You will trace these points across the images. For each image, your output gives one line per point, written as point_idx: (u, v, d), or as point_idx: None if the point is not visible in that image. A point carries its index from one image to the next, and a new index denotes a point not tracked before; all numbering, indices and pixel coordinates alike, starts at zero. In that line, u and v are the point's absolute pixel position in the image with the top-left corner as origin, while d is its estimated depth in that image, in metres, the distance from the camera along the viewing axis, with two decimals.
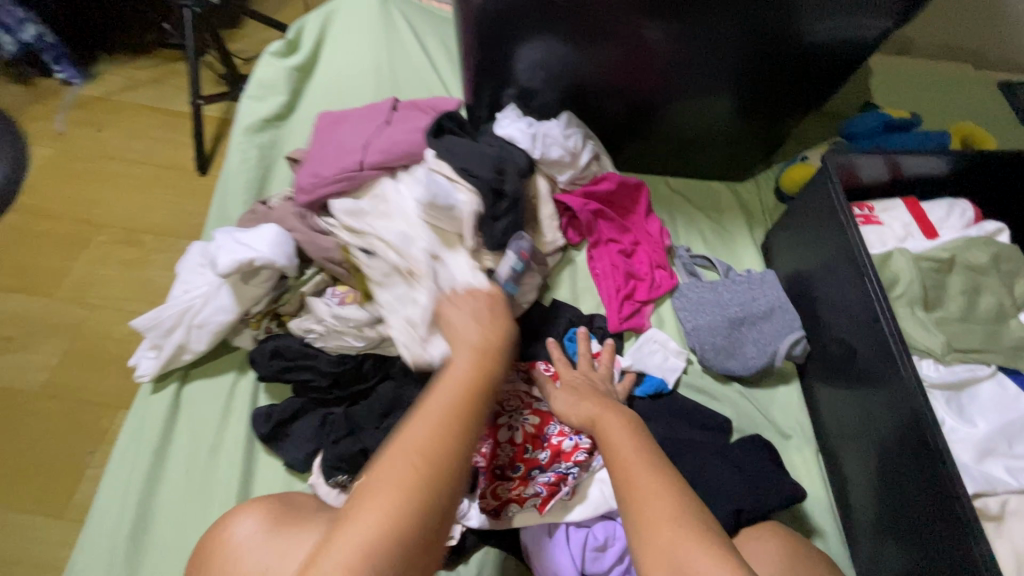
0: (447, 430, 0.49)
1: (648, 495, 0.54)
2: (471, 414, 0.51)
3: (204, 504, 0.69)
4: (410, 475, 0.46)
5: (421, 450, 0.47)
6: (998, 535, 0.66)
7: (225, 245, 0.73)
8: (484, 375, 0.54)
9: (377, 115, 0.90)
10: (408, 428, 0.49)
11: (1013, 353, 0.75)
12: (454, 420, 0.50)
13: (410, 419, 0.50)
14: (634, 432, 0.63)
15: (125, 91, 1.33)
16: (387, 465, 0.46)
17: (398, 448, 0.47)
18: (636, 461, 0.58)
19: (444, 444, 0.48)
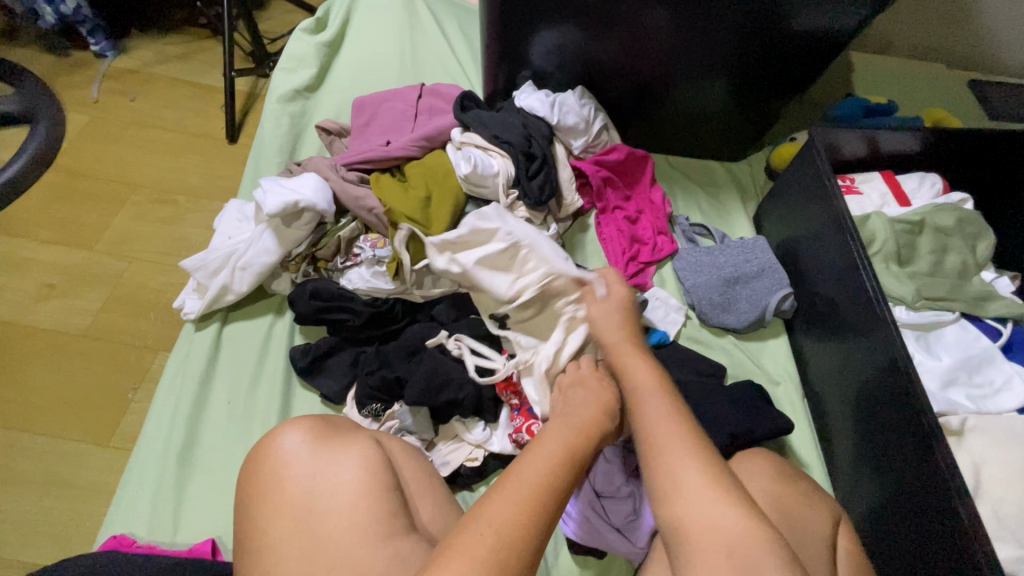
0: (528, 510, 0.48)
1: (674, 465, 0.53)
2: (550, 492, 0.50)
3: (245, 426, 0.78)
4: (494, 546, 0.45)
5: (506, 518, 0.47)
6: (958, 447, 0.68)
7: (272, 189, 0.80)
8: (571, 450, 0.55)
9: (408, 103, 1.02)
10: (484, 507, 0.48)
11: (976, 303, 0.81)
12: (536, 502, 0.49)
13: (490, 492, 0.50)
14: (668, 394, 0.60)
15: (158, 64, 1.36)
16: (471, 537, 0.46)
17: (475, 521, 0.47)
18: (668, 430, 0.56)
19: (522, 523, 0.47)
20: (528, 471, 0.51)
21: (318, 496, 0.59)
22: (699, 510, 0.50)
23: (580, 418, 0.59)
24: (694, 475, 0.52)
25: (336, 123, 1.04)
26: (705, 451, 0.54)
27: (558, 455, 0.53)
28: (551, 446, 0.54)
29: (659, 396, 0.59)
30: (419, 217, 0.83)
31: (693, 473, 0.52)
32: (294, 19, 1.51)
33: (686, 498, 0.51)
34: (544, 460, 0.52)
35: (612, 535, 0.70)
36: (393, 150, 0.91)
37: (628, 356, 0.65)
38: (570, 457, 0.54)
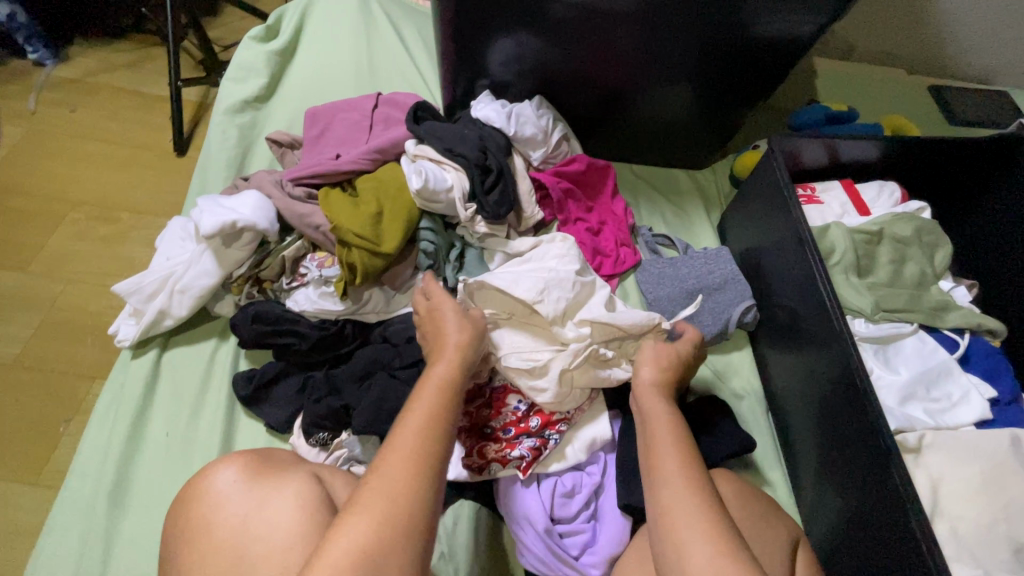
0: (408, 482, 0.49)
1: (677, 512, 0.53)
2: (429, 460, 0.52)
3: (183, 459, 0.74)
4: (387, 501, 0.48)
5: (394, 470, 0.50)
6: (915, 464, 0.67)
7: (208, 209, 0.77)
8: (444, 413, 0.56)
9: (361, 114, 0.98)
10: (377, 465, 0.51)
11: (933, 314, 0.80)
12: (426, 451, 0.52)
13: (367, 474, 0.50)
14: (677, 441, 0.60)
15: (101, 74, 1.35)
16: (369, 493, 0.49)
17: (358, 503, 0.48)
18: (673, 474, 0.56)
19: (406, 496, 0.49)
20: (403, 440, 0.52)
21: (249, 539, 0.56)
22: (699, 555, 0.50)
23: (447, 354, 0.63)
24: (695, 523, 0.52)
25: (287, 134, 1.00)
26: (709, 503, 0.54)
27: (436, 400, 0.57)
28: (427, 396, 0.57)
29: (671, 442, 0.60)
30: (367, 232, 0.78)
31: (697, 521, 0.52)
32: (246, 25, 1.49)
33: (685, 544, 0.51)
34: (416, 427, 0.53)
35: (569, 566, 0.67)
36: (344, 164, 0.87)
37: (648, 401, 0.65)
38: (438, 417, 0.55)
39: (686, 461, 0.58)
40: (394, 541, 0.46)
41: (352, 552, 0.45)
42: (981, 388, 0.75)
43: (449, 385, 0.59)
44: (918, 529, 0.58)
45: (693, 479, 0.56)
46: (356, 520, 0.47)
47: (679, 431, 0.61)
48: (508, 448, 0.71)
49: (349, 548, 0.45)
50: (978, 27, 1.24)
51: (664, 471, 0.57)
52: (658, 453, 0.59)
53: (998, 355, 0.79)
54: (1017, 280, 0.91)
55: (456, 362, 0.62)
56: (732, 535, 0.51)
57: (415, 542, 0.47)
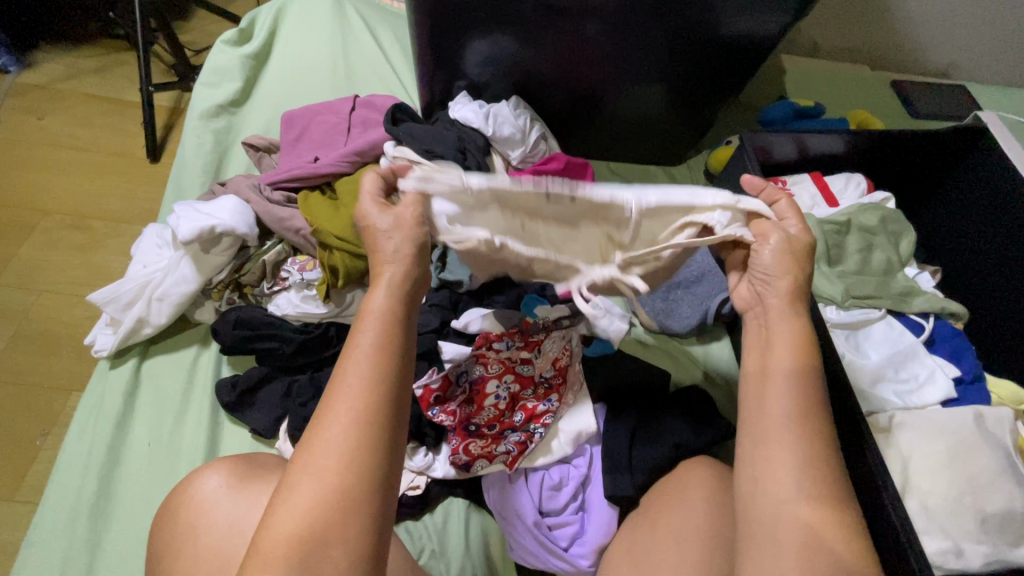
0: (357, 447, 0.46)
1: (775, 471, 0.49)
2: (380, 417, 0.48)
3: (167, 468, 0.73)
4: (334, 469, 0.45)
5: (339, 430, 0.47)
6: (887, 444, 0.70)
7: (185, 215, 0.76)
8: (389, 354, 0.50)
9: (337, 117, 0.98)
10: (313, 430, 0.47)
11: (900, 299, 0.84)
12: (366, 407, 0.47)
13: (313, 433, 0.47)
14: (802, 392, 0.52)
15: (68, 79, 1.32)
16: (305, 465, 0.46)
17: (306, 470, 0.46)
18: (785, 426, 0.50)
19: (358, 464, 0.46)
20: (345, 396, 0.48)
21: (237, 544, 0.56)
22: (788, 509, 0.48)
23: (386, 278, 0.54)
24: (798, 479, 0.48)
25: (264, 138, 0.99)
26: (824, 469, 0.49)
27: (377, 343, 0.50)
28: (363, 338, 0.50)
29: (789, 391, 0.52)
30: (348, 235, 0.78)
31: (799, 478, 0.48)
32: (220, 29, 1.48)
33: (775, 495, 0.48)
34: (357, 378, 0.48)
35: (558, 558, 0.68)
36: (323, 167, 0.87)
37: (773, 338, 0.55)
38: (383, 360, 0.50)
39: (809, 413, 0.51)
40: (339, 517, 0.44)
41: (291, 532, 0.43)
42: (945, 368, 0.78)
43: (395, 318, 0.52)
44: (891, 506, 0.60)
45: (811, 435, 0.50)
46: (296, 496, 0.45)
47: (808, 372, 0.53)
48: (493, 444, 0.72)
49: (288, 527, 0.44)
50: (935, 24, 1.30)
51: (774, 420, 0.51)
52: (774, 396, 0.52)
53: (961, 336, 0.83)
54: (977, 264, 0.96)
55: (398, 290, 0.53)
56: (836, 502, 0.47)
57: (364, 515, 0.45)
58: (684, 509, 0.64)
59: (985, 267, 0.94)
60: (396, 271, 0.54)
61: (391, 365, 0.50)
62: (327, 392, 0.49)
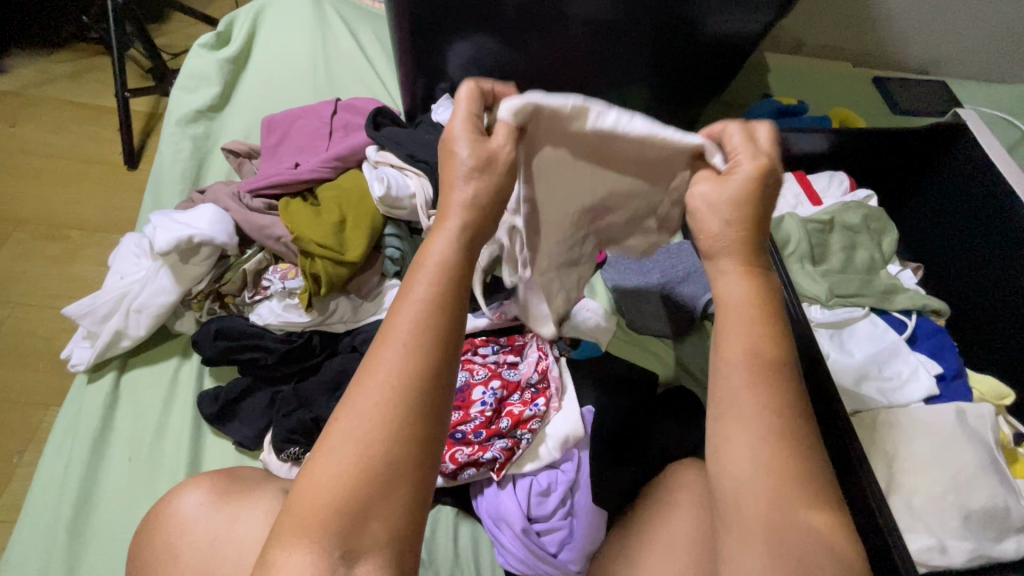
0: (401, 413, 0.43)
1: (734, 435, 0.47)
2: (428, 380, 0.45)
3: (147, 483, 0.72)
4: (377, 434, 0.42)
5: (382, 391, 0.43)
6: (871, 442, 0.70)
7: (162, 225, 0.75)
8: (442, 312, 0.47)
9: (319, 121, 0.96)
10: (358, 381, 0.45)
11: (883, 297, 0.85)
12: (415, 367, 0.44)
13: (358, 390, 0.44)
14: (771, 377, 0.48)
15: (42, 85, 1.30)
16: (349, 419, 0.43)
17: (346, 432, 0.43)
18: (745, 382, 0.48)
19: (403, 429, 0.43)
20: (390, 355, 0.45)
21: (220, 559, 0.55)
22: (757, 481, 0.45)
23: (443, 233, 0.50)
24: (759, 446, 0.46)
25: (244, 144, 0.98)
26: (787, 431, 0.47)
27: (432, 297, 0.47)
28: (416, 291, 0.47)
29: (748, 373, 0.49)
30: (331, 242, 0.77)
31: (759, 438, 0.46)
32: (199, 32, 1.46)
33: (738, 462, 0.46)
34: (403, 333, 0.45)
35: (546, 563, 0.68)
36: (304, 173, 0.86)
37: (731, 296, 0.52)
38: (433, 318, 0.46)
39: (768, 369, 0.49)
40: (379, 480, 0.42)
41: (328, 494, 0.41)
42: (927, 365, 0.79)
43: (449, 273, 0.48)
44: (875, 505, 0.61)
45: (771, 391, 0.48)
46: (338, 449, 0.42)
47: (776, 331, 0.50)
48: (480, 451, 0.70)
49: (327, 486, 0.41)
50: (916, 19, 1.30)
51: (739, 411, 0.48)
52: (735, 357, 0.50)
53: (943, 333, 0.83)
54: (958, 260, 0.97)
55: (456, 246, 0.49)
56: (797, 460, 0.46)
57: (405, 482, 0.42)
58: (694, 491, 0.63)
59: (966, 263, 0.95)
60: (456, 223, 0.50)
61: (446, 323, 0.47)
62: (370, 351, 0.46)
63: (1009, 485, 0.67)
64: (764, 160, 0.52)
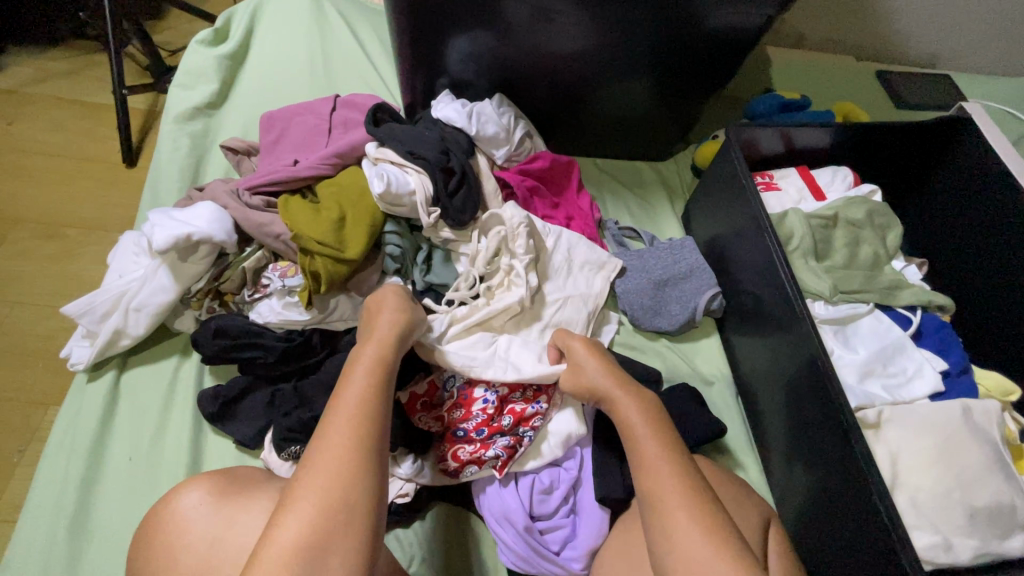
0: (351, 464, 0.49)
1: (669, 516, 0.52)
2: (373, 434, 0.52)
3: (147, 483, 0.71)
4: (332, 484, 0.48)
5: (333, 449, 0.50)
6: (876, 440, 0.70)
7: (160, 223, 0.74)
8: (379, 385, 0.57)
9: (318, 118, 0.96)
10: (309, 458, 0.50)
11: (887, 293, 0.84)
12: (357, 434, 0.51)
13: (308, 458, 0.50)
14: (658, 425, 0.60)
15: (40, 82, 1.29)
16: (305, 488, 0.48)
17: (301, 491, 0.48)
18: (662, 470, 0.55)
19: (356, 477, 0.49)
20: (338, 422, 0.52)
21: (219, 559, 0.54)
22: (697, 552, 0.49)
23: (375, 335, 0.62)
24: (691, 525, 0.50)
25: (243, 141, 0.97)
26: (707, 506, 0.52)
27: (369, 383, 0.56)
28: (359, 372, 0.57)
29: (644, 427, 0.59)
30: (330, 240, 0.77)
31: (692, 521, 0.50)
32: (197, 29, 1.45)
33: (676, 540, 0.50)
34: (350, 401, 0.54)
35: (549, 561, 0.67)
36: (303, 170, 0.85)
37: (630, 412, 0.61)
38: (374, 389, 0.56)
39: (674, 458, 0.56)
40: (337, 531, 0.46)
41: (290, 552, 0.44)
42: (932, 361, 0.78)
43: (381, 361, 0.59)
44: (880, 502, 0.60)
45: (687, 480, 0.54)
46: (294, 516, 0.46)
47: (665, 434, 0.59)
48: (482, 449, 0.70)
49: (287, 546, 0.45)
50: (919, 13, 1.29)
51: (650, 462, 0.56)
52: (644, 453, 0.57)
53: (948, 329, 0.82)
54: (962, 256, 0.96)
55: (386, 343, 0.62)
56: (708, 504, 0.52)
57: (357, 529, 0.47)
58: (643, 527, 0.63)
59: (972, 258, 0.94)
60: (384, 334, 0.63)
61: (381, 402, 0.55)
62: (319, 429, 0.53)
63: (1015, 483, 0.66)
64: (648, 400, 0.62)
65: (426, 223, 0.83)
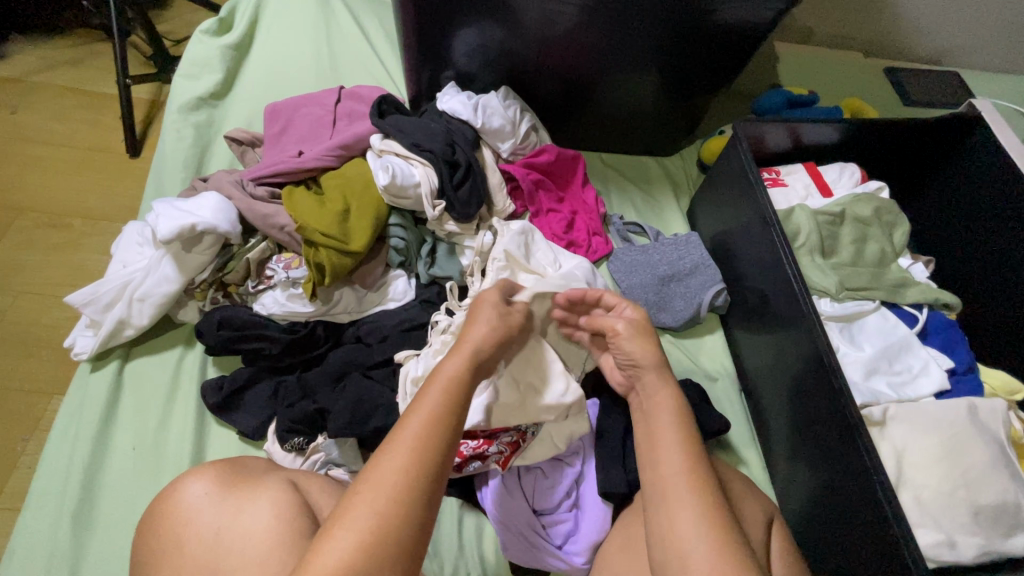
0: (405, 495, 0.47)
1: (676, 519, 0.52)
2: (432, 465, 0.49)
3: (152, 473, 0.72)
4: (382, 515, 0.45)
5: (390, 474, 0.47)
6: (881, 437, 0.70)
7: (165, 213, 0.74)
8: (453, 410, 0.53)
9: (323, 109, 0.95)
10: (366, 478, 0.48)
11: (894, 290, 0.84)
12: (422, 456, 0.49)
13: (362, 480, 0.48)
14: (681, 416, 0.60)
15: (43, 71, 1.28)
16: (360, 502, 0.46)
17: (350, 515, 0.45)
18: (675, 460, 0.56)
19: (406, 509, 0.46)
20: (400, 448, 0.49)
21: (224, 550, 0.54)
22: (695, 537, 0.51)
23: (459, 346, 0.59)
24: (694, 509, 0.52)
25: (247, 132, 0.96)
26: (711, 497, 0.53)
27: (446, 398, 0.54)
28: (434, 392, 0.54)
29: (670, 419, 0.60)
30: (335, 231, 0.76)
31: (702, 528, 0.51)
32: (200, 18, 1.44)
33: (684, 547, 0.50)
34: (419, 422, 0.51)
35: (552, 556, 0.67)
36: (307, 161, 0.85)
37: (658, 411, 0.62)
38: (446, 413, 0.53)
39: (694, 466, 0.56)
40: (384, 551, 0.44)
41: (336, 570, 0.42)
42: (939, 360, 0.78)
43: (459, 382, 0.56)
44: (885, 498, 0.60)
45: (700, 475, 0.55)
46: (345, 531, 0.44)
47: (687, 421, 0.60)
48: (486, 445, 0.69)
49: (334, 563, 0.43)
50: (930, 10, 1.28)
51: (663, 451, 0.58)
52: (660, 440, 0.59)
53: (954, 327, 0.82)
54: (970, 255, 0.95)
55: (467, 358, 0.58)
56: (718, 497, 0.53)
57: (407, 552, 0.45)
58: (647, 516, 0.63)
59: (978, 258, 0.94)
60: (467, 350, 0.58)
61: (452, 419, 0.53)
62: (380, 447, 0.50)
63: (1019, 480, 0.66)
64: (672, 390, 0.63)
65: (432, 215, 0.83)
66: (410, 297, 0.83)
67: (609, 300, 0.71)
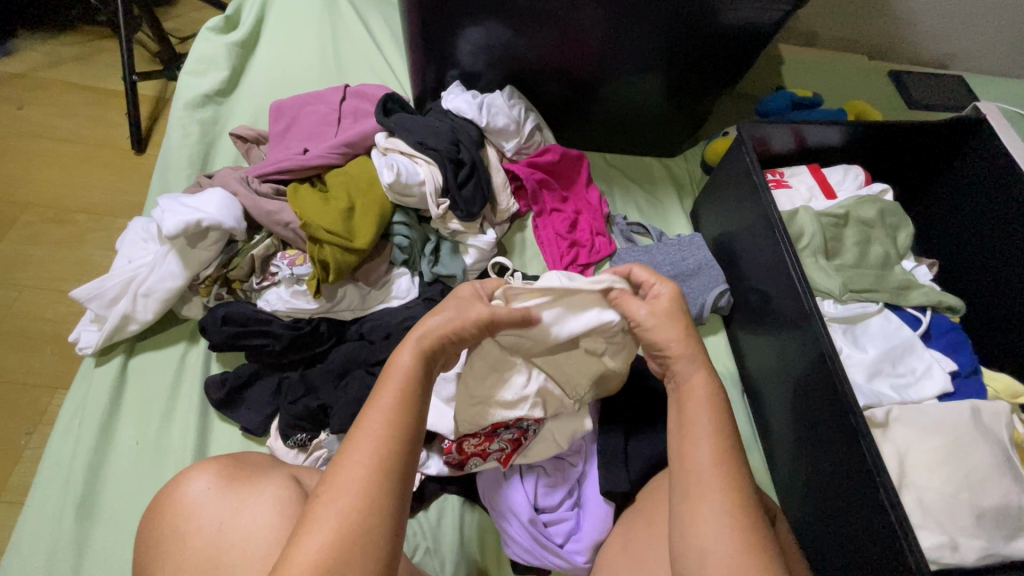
0: (372, 496, 0.46)
1: (699, 525, 0.51)
2: (396, 464, 0.49)
3: (155, 468, 0.72)
4: (351, 517, 0.45)
5: (355, 475, 0.47)
6: (884, 438, 0.70)
7: (170, 208, 0.74)
8: (412, 405, 0.52)
9: (328, 107, 0.95)
10: (330, 480, 0.47)
11: (898, 292, 0.84)
12: (387, 455, 0.49)
13: (327, 483, 0.47)
14: (718, 415, 0.57)
15: (50, 67, 1.29)
16: (327, 503, 0.46)
17: (319, 517, 0.45)
18: (708, 465, 0.54)
19: (375, 509, 0.46)
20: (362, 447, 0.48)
21: (225, 545, 0.54)
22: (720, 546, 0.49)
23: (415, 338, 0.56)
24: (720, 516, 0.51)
25: (252, 129, 0.96)
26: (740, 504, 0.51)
27: (405, 393, 0.53)
28: (392, 387, 0.52)
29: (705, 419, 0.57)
30: (340, 228, 0.77)
31: (724, 534, 0.50)
32: (207, 16, 1.45)
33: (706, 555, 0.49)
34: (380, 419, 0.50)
35: (553, 554, 0.67)
36: (311, 159, 0.85)
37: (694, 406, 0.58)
38: (407, 408, 0.52)
39: (725, 464, 0.54)
40: (358, 551, 0.44)
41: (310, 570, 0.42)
42: (942, 362, 0.78)
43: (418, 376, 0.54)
44: (888, 501, 0.60)
45: (732, 482, 0.53)
46: (313, 534, 0.44)
47: (723, 421, 0.57)
48: (488, 442, 0.69)
49: (307, 564, 0.43)
50: (935, 13, 1.28)
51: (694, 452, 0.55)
52: (694, 438, 0.56)
53: (957, 330, 0.82)
54: (974, 258, 0.95)
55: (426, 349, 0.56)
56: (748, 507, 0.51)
57: (380, 552, 0.45)
58: (649, 515, 0.63)
59: (981, 262, 0.94)
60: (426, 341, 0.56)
61: (412, 412, 0.52)
62: (343, 447, 0.49)
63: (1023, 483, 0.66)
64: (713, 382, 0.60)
65: (436, 213, 0.83)
66: (414, 295, 0.83)
67: (637, 275, 0.66)
